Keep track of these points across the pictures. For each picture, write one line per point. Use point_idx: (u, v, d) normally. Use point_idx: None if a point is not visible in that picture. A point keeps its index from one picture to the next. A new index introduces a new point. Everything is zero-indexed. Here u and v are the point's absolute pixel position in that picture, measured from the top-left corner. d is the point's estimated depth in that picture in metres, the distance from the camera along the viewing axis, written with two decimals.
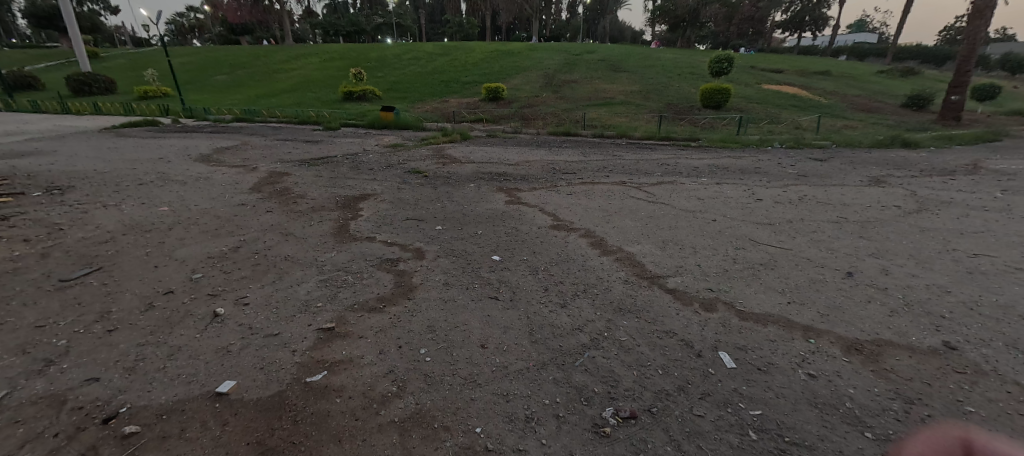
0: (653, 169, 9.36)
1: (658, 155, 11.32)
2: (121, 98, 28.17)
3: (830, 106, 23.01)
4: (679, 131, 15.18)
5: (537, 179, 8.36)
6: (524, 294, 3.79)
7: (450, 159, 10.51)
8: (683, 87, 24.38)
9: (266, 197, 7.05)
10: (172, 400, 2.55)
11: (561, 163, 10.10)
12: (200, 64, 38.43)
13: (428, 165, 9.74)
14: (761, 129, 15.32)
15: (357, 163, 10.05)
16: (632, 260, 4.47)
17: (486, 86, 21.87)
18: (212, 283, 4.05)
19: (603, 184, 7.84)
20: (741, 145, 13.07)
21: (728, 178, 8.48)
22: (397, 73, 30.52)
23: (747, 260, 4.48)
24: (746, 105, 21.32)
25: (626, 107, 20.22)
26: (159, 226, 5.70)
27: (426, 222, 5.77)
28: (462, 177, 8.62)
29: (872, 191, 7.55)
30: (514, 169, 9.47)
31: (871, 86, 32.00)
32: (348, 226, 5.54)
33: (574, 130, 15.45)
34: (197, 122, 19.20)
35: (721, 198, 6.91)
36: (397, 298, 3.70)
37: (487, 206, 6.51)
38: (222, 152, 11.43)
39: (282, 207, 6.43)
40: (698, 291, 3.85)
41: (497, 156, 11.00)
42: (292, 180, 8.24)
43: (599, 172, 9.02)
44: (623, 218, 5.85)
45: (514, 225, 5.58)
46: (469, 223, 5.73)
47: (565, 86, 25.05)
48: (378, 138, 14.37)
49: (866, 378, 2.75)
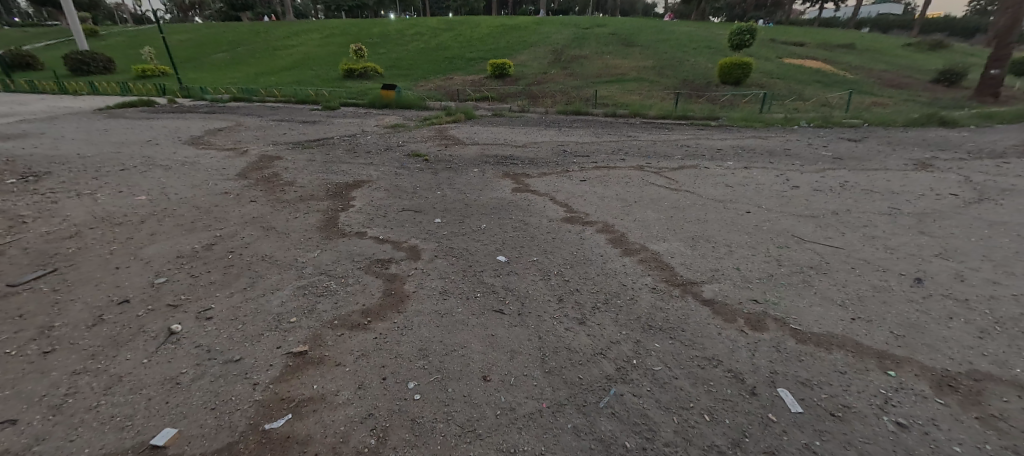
0: (673, 151, 8.63)
1: (677, 136, 10.52)
2: (119, 77, 27.56)
3: (856, 82, 21.74)
4: (696, 109, 14.28)
5: (546, 162, 7.71)
6: (535, 306, 3.21)
7: (453, 141, 9.86)
8: (699, 62, 23.13)
9: (253, 184, 6.51)
10: (96, 454, 2.03)
11: (572, 144, 9.40)
12: (200, 42, 37.55)
13: (429, 148, 9.09)
14: (785, 106, 14.34)
15: (354, 146, 9.43)
16: (659, 262, 3.86)
17: (493, 63, 20.91)
18: (175, 290, 3.51)
19: (619, 169, 7.16)
20: (764, 125, 12.21)
21: (755, 162, 7.75)
22: (400, 49, 29.40)
23: (794, 263, 3.86)
24: (766, 80, 20.15)
25: (639, 83, 19.18)
26: (131, 218, 5.18)
27: (424, 213, 5.19)
28: (464, 161, 7.99)
29: (919, 176, 6.80)
30: (521, 151, 8.80)
31: (898, 60, 30.29)
32: (337, 219, 4.98)
33: (585, 109, 14.61)
34: (194, 102, 18.60)
35: (752, 185, 6.21)
36: (387, 311, 3.14)
37: (492, 194, 5.91)
38: (215, 134, 10.88)
39: (268, 197, 5.87)
40: (742, 302, 3.25)
41: (504, 137, 10.31)
42: (283, 165, 7.68)
43: (613, 155, 8.33)
44: (644, 210, 5.21)
45: (522, 218, 4.97)
46: (472, 214, 5.14)
47: (574, 62, 23.91)
48: (379, 118, 13.68)
49: (971, 429, 2.16)
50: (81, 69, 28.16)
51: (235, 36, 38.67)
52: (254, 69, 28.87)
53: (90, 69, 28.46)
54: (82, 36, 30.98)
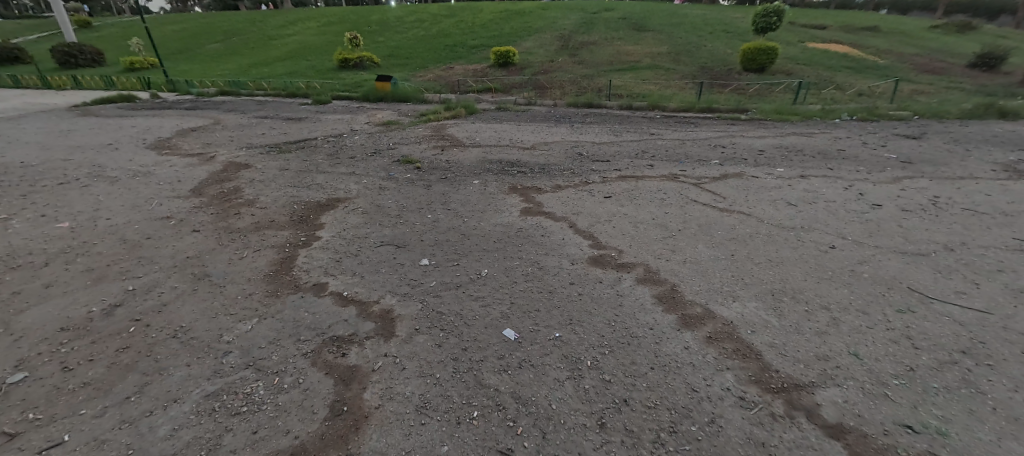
0: (707, 153, 7.39)
1: (706, 133, 9.24)
2: (107, 69, 26.40)
3: (888, 67, 20.16)
4: (721, 100, 12.93)
5: (559, 169, 6.51)
6: (564, 442, 2.03)
7: (451, 142, 8.67)
8: (717, 48, 21.56)
9: (206, 203, 5.37)
10: None
11: (588, 145, 8.18)
12: (193, 32, 36.27)
13: (423, 151, 7.91)
14: (821, 95, 12.95)
15: (339, 149, 8.29)
16: (738, 344, 2.67)
17: (497, 50, 19.53)
18: (28, 398, 2.37)
19: (649, 179, 5.95)
20: (800, 119, 10.90)
21: (810, 168, 6.50)
22: (397, 37, 27.94)
23: (935, 345, 2.66)
24: (792, 67, 18.68)
25: (655, 72, 17.75)
26: (34, 258, 4.05)
27: (409, 249, 4.01)
28: (463, 168, 6.80)
29: (1021, 187, 5.54)
30: (529, 154, 7.60)
31: (928, 43, 28.49)
32: (293, 261, 3.81)
33: (597, 101, 13.30)
34: (179, 97, 17.42)
35: (821, 204, 4.97)
36: (329, 453, 1.98)
37: (497, 217, 4.73)
38: (186, 135, 9.73)
39: (217, 223, 4.72)
40: (889, 433, 2.06)
41: (509, 136, 9.10)
42: (249, 176, 6.51)
43: (637, 159, 7.11)
44: (694, 243, 4.00)
45: (536, 259, 3.78)
46: (471, 251, 3.97)
47: (583, 48, 22.40)
48: (372, 114, 12.49)
49: None
50: (69, 62, 27.02)
51: (229, 25, 37.31)
52: (246, 59, 27.57)
53: (79, 62, 27.33)
54: (69, 28, 29.78)
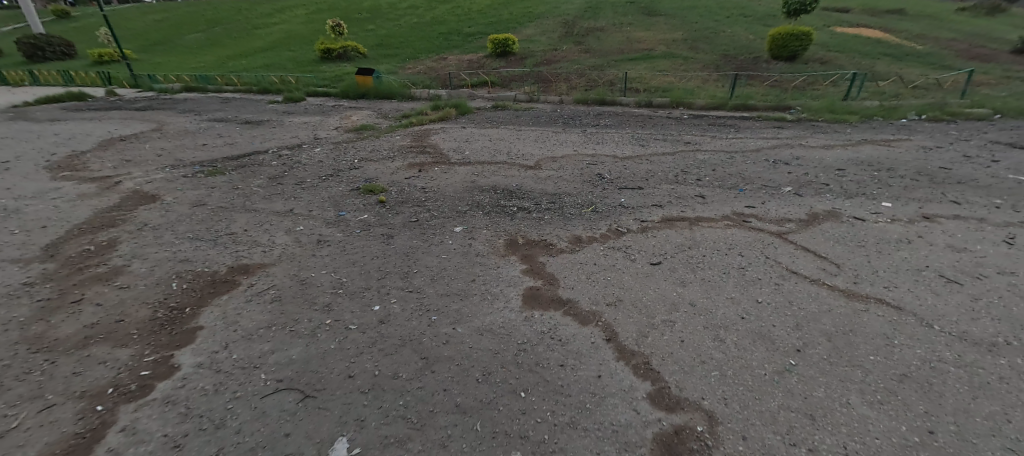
0: (769, 175, 5.57)
1: (754, 141, 7.37)
2: (75, 63, 24.41)
3: (929, 54, 18.15)
4: (757, 95, 11.03)
5: (577, 205, 4.71)
6: None
7: (433, 155, 6.85)
8: (738, 33, 19.44)
9: (47, 277, 3.54)
10: None
11: (609, 161, 6.36)
12: (173, 22, 34.16)
13: (396, 170, 6.11)
14: (873, 89, 11.07)
15: (291, 167, 6.50)
16: None
17: (495, 37, 17.52)
18: None
19: (708, 225, 4.12)
20: (858, 120, 9.06)
21: (925, 201, 4.67)
22: (387, 25, 25.79)
23: None
24: (825, 54, 16.68)
25: (672, 61, 15.78)
26: None
27: (321, 407, 2.19)
28: (443, 201, 4.98)
29: None
30: (534, 176, 5.79)
31: (960, 26, 26.36)
32: (89, 449, 1.99)
33: (610, 97, 11.41)
34: (137, 95, 15.45)
35: (997, 280, 3.16)
36: None
37: (487, 313, 2.90)
38: (108, 147, 7.87)
39: (29, 328, 2.90)
40: None
41: (508, 146, 7.28)
42: (145, 216, 4.69)
43: (679, 186, 5.29)
44: (844, 395, 2.18)
45: (553, 444, 1.96)
46: (431, 413, 2.14)
47: (590, 35, 20.34)
48: (347, 115, 10.63)
49: None
50: (36, 55, 25.12)
51: (210, 14, 35.04)
52: (225, 50, 25.49)
53: (45, 55, 25.28)
54: (36, 18, 27.68)
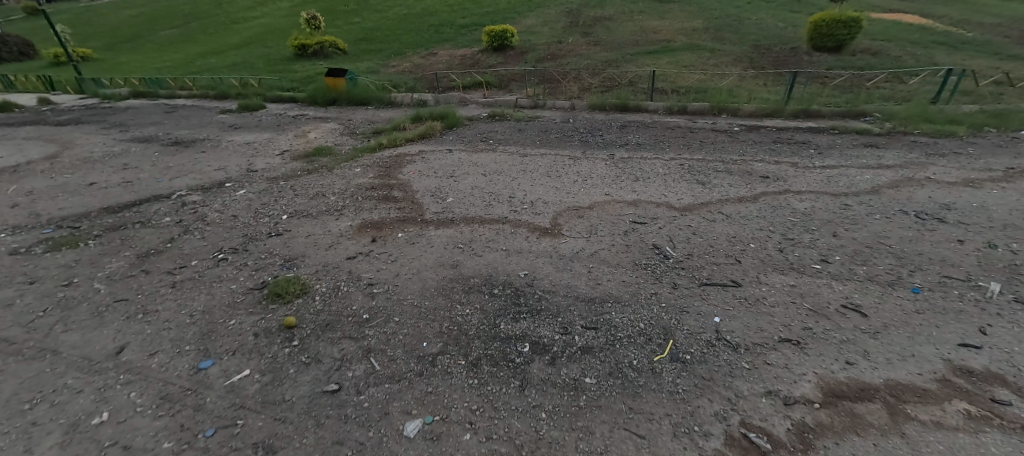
0: (935, 252, 3.44)
1: (857, 174, 5.22)
2: (31, 65, 22.04)
3: (987, 42, 15.87)
4: (819, 98, 8.83)
5: (640, 340, 2.57)
6: None
7: (401, 204, 4.72)
8: (767, 21, 17.09)
9: None
10: None
11: (663, 216, 4.21)
12: (146, 17, 31.61)
13: (338, 239, 3.97)
14: (961, 89, 8.91)
15: (188, 227, 4.35)
16: None
17: (491, 29, 15.24)
18: None
19: (934, 423, 1.97)
20: (968, 133, 6.91)
21: None
22: (371, 17, 23.36)
23: None
24: (872, 44, 14.42)
25: (698, 54, 13.52)
26: None
27: None
28: (400, 323, 2.81)
29: None
30: (554, 250, 3.64)
31: (998, 9, 23.94)
32: None
33: (634, 101, 9.22)
34: (74, 103, 13.18)
35: None
36: None
37: None
38: None
39: None
40: None
41: (510, 184, 5.13)
42: None
43: (800, 279, 3.13)
44: None
45: None
46: None
47: (599, 24, 18.04)
48: (305, 130, 8.44)
49: None
50: None
51: (185, 7, 32.42)
52: (196, 48, 23.12)
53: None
54: None
